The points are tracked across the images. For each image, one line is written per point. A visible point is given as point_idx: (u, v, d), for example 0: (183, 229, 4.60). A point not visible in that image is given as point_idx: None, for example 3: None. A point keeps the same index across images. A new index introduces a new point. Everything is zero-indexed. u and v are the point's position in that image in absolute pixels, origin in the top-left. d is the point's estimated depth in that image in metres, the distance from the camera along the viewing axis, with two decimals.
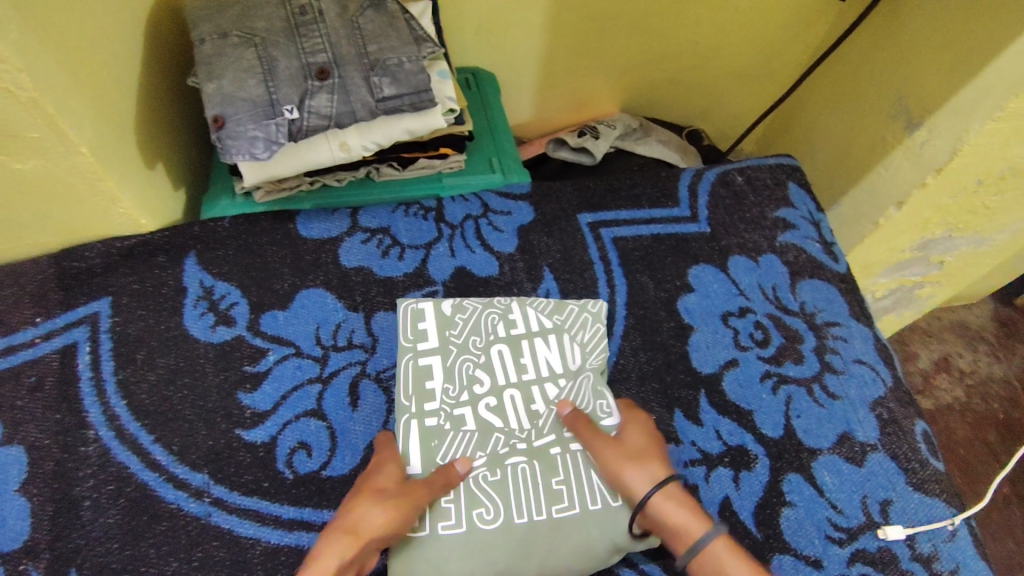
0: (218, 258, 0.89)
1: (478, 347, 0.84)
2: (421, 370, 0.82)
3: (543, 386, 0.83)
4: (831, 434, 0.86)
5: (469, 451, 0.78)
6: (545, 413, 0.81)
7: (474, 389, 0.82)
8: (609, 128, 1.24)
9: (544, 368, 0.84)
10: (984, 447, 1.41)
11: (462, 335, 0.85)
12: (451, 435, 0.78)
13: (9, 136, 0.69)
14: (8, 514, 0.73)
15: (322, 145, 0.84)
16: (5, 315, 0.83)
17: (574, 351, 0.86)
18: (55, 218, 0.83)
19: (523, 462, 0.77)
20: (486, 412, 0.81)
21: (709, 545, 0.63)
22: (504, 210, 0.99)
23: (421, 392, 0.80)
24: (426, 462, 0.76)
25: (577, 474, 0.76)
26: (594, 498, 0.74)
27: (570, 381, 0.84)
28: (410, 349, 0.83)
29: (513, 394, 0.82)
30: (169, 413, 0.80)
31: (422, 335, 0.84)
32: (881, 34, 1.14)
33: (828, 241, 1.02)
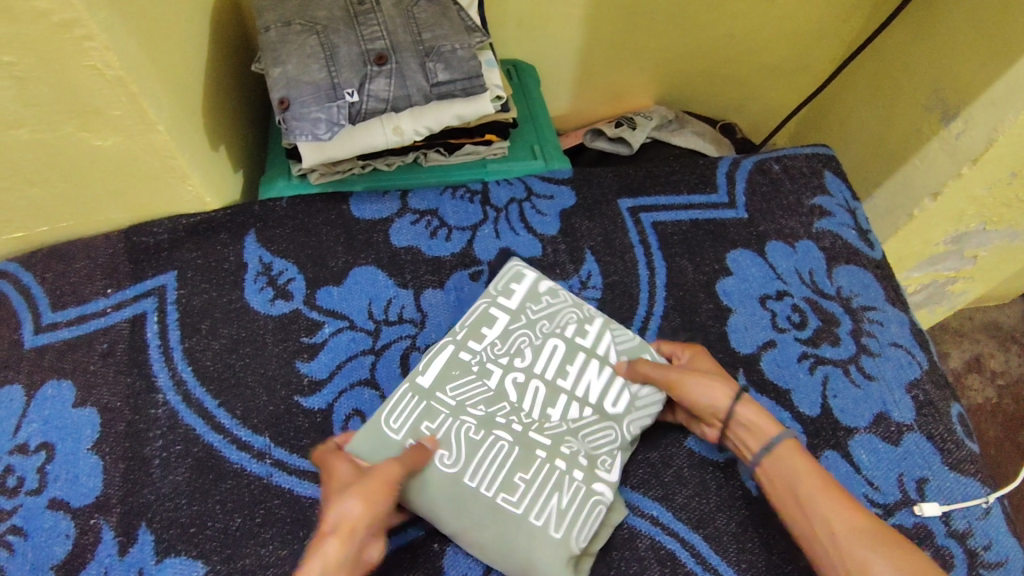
0: (276, 236, 0.94)
1: (543, 331, 0.86)
2: (487, 315, 0.86)
3: (569, 402, 0.82)
4: (868, 414, 0.88)
5: (477, 403, 0.81)
6: (552, 428, 0.80)
7: (514, 360, 0.84)
8: (646, 119, 1.28)
9: (584, 392, 0.83)
10: (1016, 447, 1.41)
11: (528, 310, 0.88)
12: (474, 382, 0.82)
13: (93, 113, 0.74)
14: (82, 471, 0.78)
15: (377, 129, 0.88)
16: (79, 286, 0.88)
17: (614, 403, 0.83)
18: (127, 195, 0.88)
19: (507, 450, 0.78)
20: (510, 387, 0.83)
21: (783, 443, 0.74)
22: (547, 194, 1.02)
23: (471, 335, 0.85)
24: (436, 383, 0.81)
25: (540, 490, 0.76)
26: (539, 507, 0.74)
27: (599, 424, 0.81)
28: (488, 300, 0.88)
29: (540, 386, 0.83)
30: (232, 379, 0.84)
31: (501, 295, 0.88)
32: (917, 27, 1.16)
33: (864, 228, 1.03)
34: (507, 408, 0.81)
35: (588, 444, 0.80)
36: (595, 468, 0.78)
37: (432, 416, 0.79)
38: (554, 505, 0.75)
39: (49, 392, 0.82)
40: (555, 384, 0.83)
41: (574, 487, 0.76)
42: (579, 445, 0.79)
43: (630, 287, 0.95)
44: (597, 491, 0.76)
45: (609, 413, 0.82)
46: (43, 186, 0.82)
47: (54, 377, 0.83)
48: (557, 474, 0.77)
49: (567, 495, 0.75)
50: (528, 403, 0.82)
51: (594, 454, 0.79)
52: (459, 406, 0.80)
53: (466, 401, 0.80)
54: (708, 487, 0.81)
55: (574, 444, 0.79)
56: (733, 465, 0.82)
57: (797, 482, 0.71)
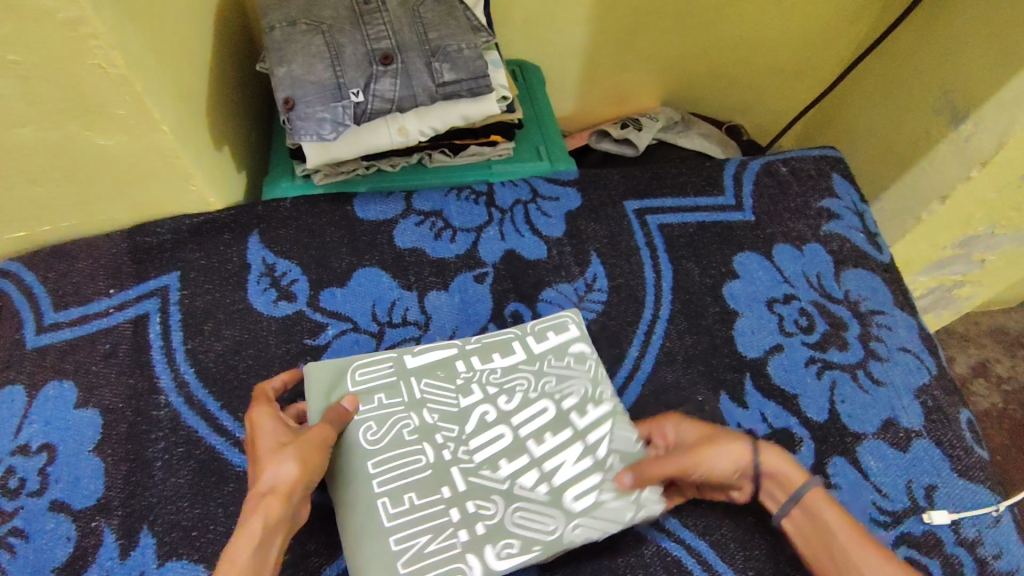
0: (280, 237, 0.93)
1: (543, 388, 0.81)
2: (502, 342, 0.84)
3: (525, 465, 0.75)
4: (876, 420, 0.87)
5: (434, 411, 0.78)
6: (486, 479, 0.74)
7: (501, 397, 0.80)
8: (652, 121, 1.27)
9: (551, 468, 0.75)
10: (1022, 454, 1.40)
11: (546, 359, 0.83)
12: (450, 394, 0.79)
13: (97, 112, 0.74)
14: (83, 473, 0.77)
15: (382, 129, 0.88)
16: (82, 286, 0.88)
17: (575, 497, 0.73)
18: (130, 195, 0.87)
19: (420, 467, 0.74)
20: (474, 418, 0.78)
21: (811, 493, 0.71)
22: (553, 195, 1.02)
23: (479, 353, 0.83)
24: (418, 369, 0.81)
25: (419, 524, 0.70)
26: (409, 537, 0.69)
27: (540, 504, 0.73)
28: (517, 333, 0.84)
29: (503, 432, 0.77)
30: (235, 381, 0.84)
31: (532, 334, 0.84)
32: (926, 29, 1.15)
33: (873, 231, 1.03)
34: (453, 433, 0.77)
35: (510, 514, 0.72)
36: (492, 542, 0.70)
37: (393, 394, 0.78)
38: (421, 543, 0.69)
39: (50, 393, 0.81)
40: (522, 443, 0.77)
41: (453, 540, 0.70)
42: (500, 510, 0.72)
43: (636, 290, 0.94)
44: (471, 562, 0.69)
45: (557, 503, 0.73)
46: (46, 185, 0.81)
47: (56, 378, 0.82)
48: (451, 518, 0.71)
49: (442, 541, 0.69)
50: (476, 438, 0.77)
51: (505, 528, 0.71)
52: (421, 401, 0.79)
53: (429, 401, 0.79)
54: (714, 493, 0.80)
55: (496, 506, 0.72)
56: None
57: (831, 537, 0.68)
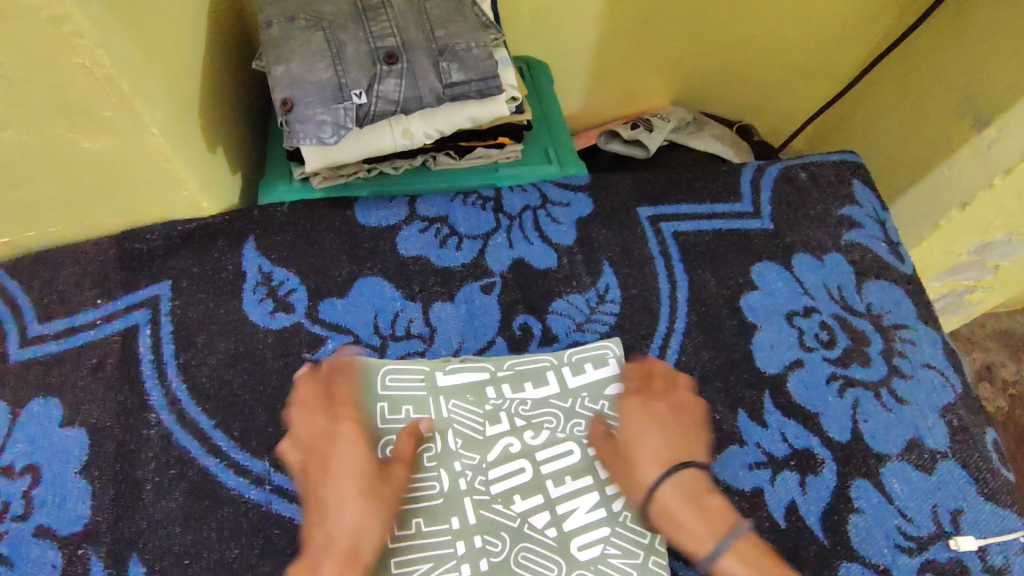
0: (277, 244, 0.89)
1: (571, 428, 0.78)
2: (536, 372, 0.81)
3: (540, 506, 0.73)
4: (900, 440, 0.83)
5: (459, 435, 0.77)
6: (497, 514, 0.72)
7: (527, 432, 0.78)
8: (663, 121, 1.22)
9: (564, 513, 0.73)
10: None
11: (580, 398, 0.80)
12: (478, 419, 0.78)
13: (82, 114, 0.69)
14: (70, 496, 0.73)
15: (384, 131, 0.83)
16: (68, 295, 0.83)
17: (585, 548, 0.71)
18: (119, 199, 0.83)
19: (432, 493, 0.73)
20: (497, 448, 0.76)
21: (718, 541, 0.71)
22: (563, 201, 0.97)
23: (511, 381, 0.80)
24: (448, 390, 0.79)
25: (424, 547, 0.69)
26: (411, 561, 0.68)
27: (549, 549, 0.71)
28: (552, 362, 0.82)
29: (524, 467, 0.75)
30: (230, 398, 0.79)
31: (569, 366, 0.82)
32: (949, 30, 1.10)
33: (894, 241, 0.99)
34: (474, 461, 0.75)
35: (516, 553, 0.70)
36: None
37: (422, 410, 0.77)
38: (422, 570, 0.68)
39: (35, 409, 0.77)
40: (541, 480, 0.75)
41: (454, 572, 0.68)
42: (505, 548, 0.70)
43: (650, 301, 0.90)
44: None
45: (565, 550, 0.71)
46: (28, 190, 0.76)
47: (41, 393, 0.78)
48: (455, 549, 0.69)
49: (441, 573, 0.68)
50: (497, 469, 0.75)
51: (508, 568, 0.69)
52: (448, 420, 0.77)
53: (457, 422, 0.77)
54: None
55: (503, 544, 0.71)
56: (760, 495, 0.78)
57: None
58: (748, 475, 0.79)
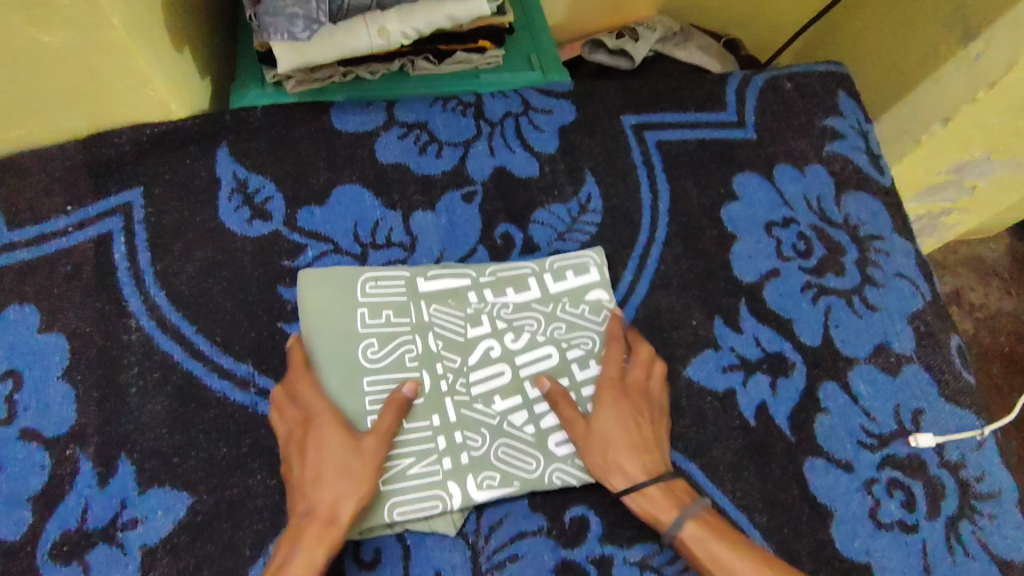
0: (251, 150, 0.86)
1: (550, 332, 0.80)
2: (519, 279, 0.82)
3: (518, 407, 0.76)
4: (868, 344, 0.86)
5: (439, 337, 0.78)
6: (477, 413, 0.75)
7: (508, 335, 0.79)
8: (649, 30, 1.17)
9: (541, 412, 0.76)
10: (987, 377, 1.39)
11: (560, 302, 0.82)
12: (459, 322, 0.79)
13: (36, 2, 0.65)
14: (54, 400, 0.73)
15: (359, 29, 0.79)
16: (36, 202, 0.81)
17: (561, 442, 0.75)
18: (82, 100, 0.79)
19: (415, 394, 0.75)
20: (478, 351, 0.78)
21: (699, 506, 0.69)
22: (546, 108, 0.95)
23: (493, 286, 0.82)
24: (429, 294, 0.80)
25: (405, 445, 0.72)
26: (394, 455, 0.71)
27: (526, 445, 0.75)
28: (534, 269, 0.83)
29: (502, 371, 0.78)
30: (210, 304, 0.79)
31: (550, 272, 0.83)
32: None
33: (876, 152, 0.99)
34: (454, 364, 0.77)
35: (496, 449, 0.74)
36: (473, 474, 0.72)
37: (402, 313, 0.78)
38: (404, 464, 0.71)
39: (11, 316, 0.76)
40: (520, 382, 0.77)
41: (436, 466, 0.72)
42: (486, 444, 0.74)
43: (632, 212, 0.90)
44: (450, 488, 0.71)
45: (542, 445, 0.75)
46: None
47: (16, 301, 0.77)
48: (436, 445, 0.73)
49: (425, 466, 0.72)
50: (478, 370, 0.77)
51: (488, 461, 0.73)
52: (429, 323, 0.79)
53: (437, 325, 0.79)
54: (706, 417, 0.80)
55: (483, 440, 0.74)
56: (732, 396, 0.81)
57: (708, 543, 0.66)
58: (721, 377, 0.82)
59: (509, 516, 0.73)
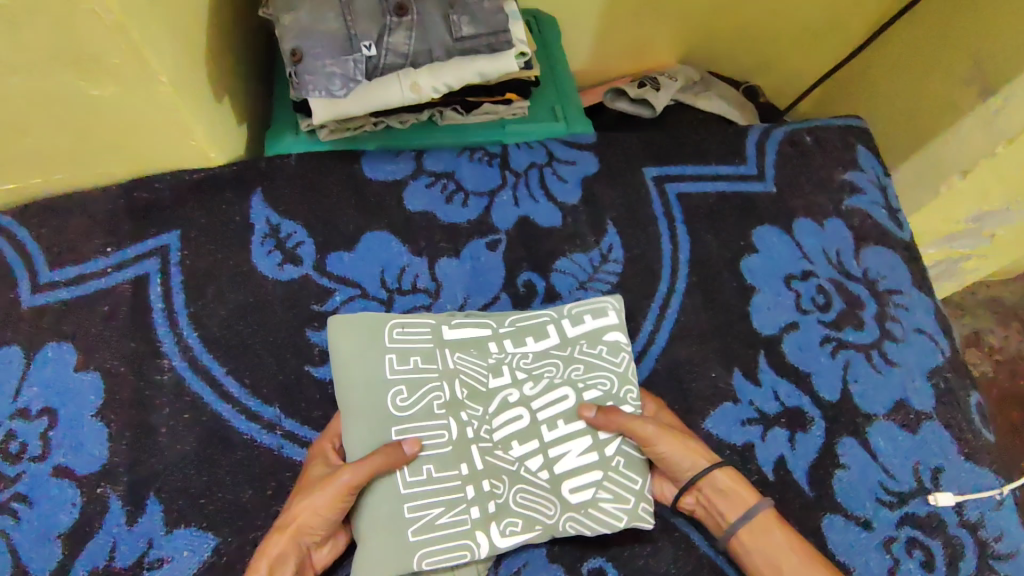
0: (284, 196, 0.89)
1: (569, 375, 0.80)
2: (538, 327, 0.83)
3: (535, 452, 0.77)
4: (887, 400, 0.87)
5: (465, 385, 0.79)
6: (497, 460, 0.76)
7: (528, 383, 0.80)
8: (670, 80, 1.20)
9: (555, 456, 0.76)
10: (1008, 424, 1.37)
11: (578, 345, 0.82)
12: (482, 371, 0.80)
13: (90, 60, 0.69)
14: (87, 438, 0.76)
15: (392, 84, 0.82)
16: (78, 244, 0.84)
17: (576, 491, 0.75)
18: (126, 147, 0.83)
19: (443, 442, 0.75)
20: (498, 399, 0.79)
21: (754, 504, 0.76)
22: (569, 159, 0.97)
23: (513, 335, 0.82)
24: (453, 342, 0.81)
25: (433, 494, 0.73)
26: (423, 505, 0.72)
27: (543, 492, 0.75)
28: (553, 316, 0.83)
29: (519, 416, 0.78)
30: (241, 346, 0.82)
31: (568, 318, 0.83)
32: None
33: (894, 207, 1.00)
34: (478, 412, 0.78)
35: (515, 495, 0.75)
36: (496, 521, 0.73)
37: (429, 359, 0.79)
38: (433, 514, 0.72)
39: (50, 354, 0.79)
40: (537, 427, 0.78)
41: (464, 515, 0.73)
42: (506, 491, 0.75)
43: (652, 262, 0.92)
44: (477, 537, 0.72)
45: (557, 493, 0.75)
46: (34, 135, 0.76)
47: (55, 339, 0.80)
48: (464, 494, 0.74)
49: (453, 516, 0.72)
50: (499, 418, 0.78)
51: (509, 509, 0.74)
52: (454, 370, 0.80)
53: (462, 372, 0.80)
54: None
55: (504, 486, 0.75)
56: (750, 450, 0.82)
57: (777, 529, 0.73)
58: (740, 431, 0.82)
59: (526, 566, 0.74)
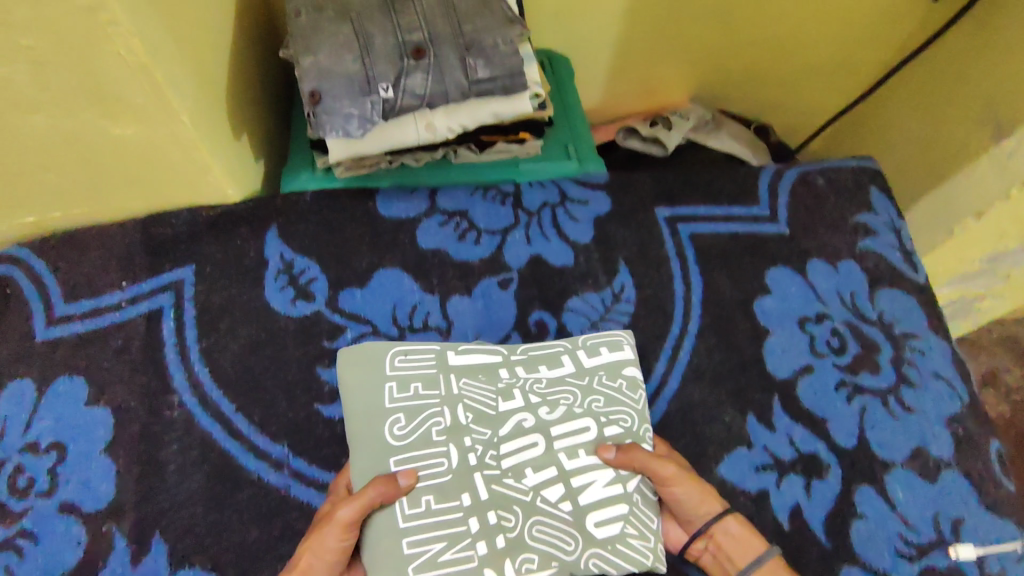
0: (299, 232, 0.90)
1: (586, 404, 0.79)
2: (552, 355, 0.82)
3: (552, 481, 0.74)
4: (905, 448, 0.85)
5: (469, 410, 0.78)
6: (508, 489, 0.74)
7: (542, 409, 0.78)
8: (682, 119, 1.21)
9: (579, 486, 0.74)
10: None
11: (597, 376, 0.81)
12: (491, 396, 0.79)
13: (113, 101, 0.70)
14: (95, 474, 0.75)
15: (408, 125, 0.83)
16: (94, 277, 0.85)
17: (602, 526, 0.72)
18: (145, 184, 0.84)
19: (442, 471, 0.73)
20: (510, 423, 0.77)
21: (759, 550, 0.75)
22: (581, 199, 0.98)
23: (525, 363, 0.82)
24: (460, 368, 0.80)
25: (438, 525, 0.70)
26: (424, 541, 0.69)
27: (562, 524, 0.72)
28: (567, 347, 0.83)
29: (534, 444, 0.76)
30: (251, 383, 0.81)
31: (584, 349, 0.83)
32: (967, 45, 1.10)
33: (909, 249, 0.99)
34: (485, 436, 0.76)
35: (529, 528, 0.72)
36: (510, 557, 0.70)
37: (430, 385, 0.78)
38: (436, 550, 0.69)
39: (61, 388, 0.79)
40: (554, 454, 0.75)
41: (471, 551, 0.70)
42: (519, 523, 0.72)
43: (665, 302, 0.91)
44: None
45: (580, 526, 0.72)
46: (56, 172, 0.77)
47: (67, 373, 0.80)
48: (468, 528, 0.71)
49: (459, 552, 0.70)
50: (509, 443, 0.76)
51: (522, 542, 0.71)
52: (458, 396, 0.78)
53: (466, 398, 0.78)
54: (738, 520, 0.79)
55: (516, 519, 0.72)
56: (765, 498, 0.80)
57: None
58: (755, 477, 0.81)
59: None
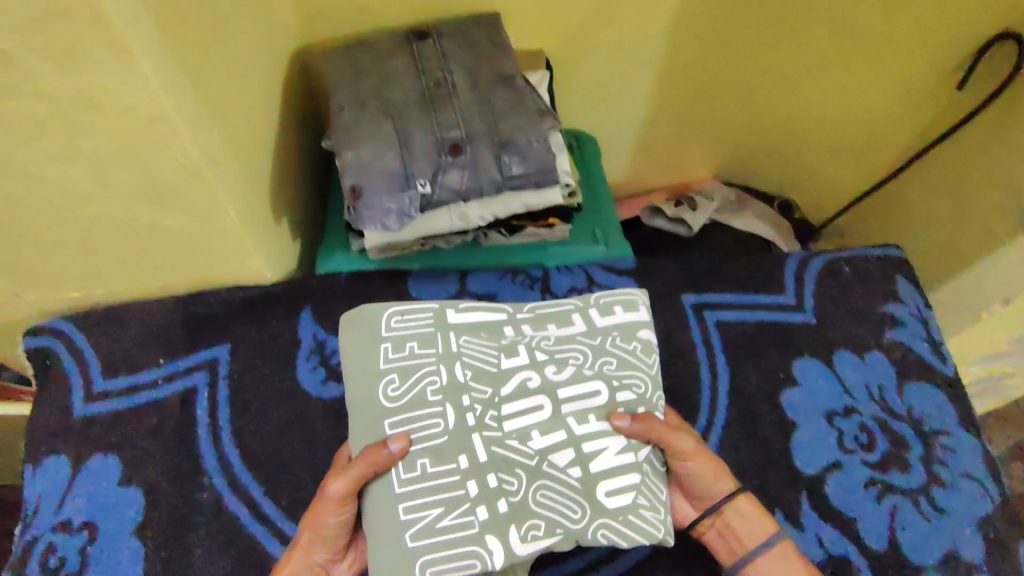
0: (332, 313, 0.92)
1: (596, 365, 0.70)
2: (563, 314, 0.74)
3: (563, 448, 0.66)
4: (936, 552, 0.83)
5: (468, 367, 0.69)
6: (511, 452, 0.66)
7: (549, 366, 0.70)
8: (706, 199, 1.23)
9: (590, 452, 0.66)
10: None
11: (610, 336, 0.72)
12: (493, 353, 0.70)
13: (165, 197, 0.73)
14: (123, 556, 0.76)
15: (442, 215, 0.86)
16: (132, 354, 0.87)
17: (612, 493, 0.65)
18: (187, 267, 0.86)
19: (436, 432, 0.66)
20: (514, 382, 0.69)
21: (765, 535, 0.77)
22: (608, 285, 1.01)
23: (532, 321, 0.74)
24: (460, 325, 0.72)
25: (433, 488, 0.64)
26: (422, 506, 0.64)
27: (570, 491, 0.65)
28: (578, 306, 0.75)
29: (541, 404, 0.68)
30: (281, 465, 0.83)
31: (596, 308, 0.74)
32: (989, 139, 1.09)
33: (937, 340, 0.98)
34: (484, 395, 0.68)
35: (534, 493, 0.65)
36: (515, 524, 0.64)
37: (427, 344, 0.70)
38: (433, 516, 0.63)
39: (95, 466, 0.81)
40: (561, 417, 0.67)
41: (470, 518, 0.63)
42: (523, 488, 0.65)
43: (690, 391, 0.92)
44: (488, 544, 0.63)
45: (590, 494, 0.65)
46: (105, 257, 0.80)
47: (102, 450, 0.82)
48: (467, 491, 0.64)
49: (457, 518, 0.63)
50: (512, 403, 0.68)
51: (527, 508, 0.64)
52: (456, 353, 0.70)
53: (466, 355, 0.70)
54: None
55: (519, 483, 0.65)
56: None
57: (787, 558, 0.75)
58: None
59: None
